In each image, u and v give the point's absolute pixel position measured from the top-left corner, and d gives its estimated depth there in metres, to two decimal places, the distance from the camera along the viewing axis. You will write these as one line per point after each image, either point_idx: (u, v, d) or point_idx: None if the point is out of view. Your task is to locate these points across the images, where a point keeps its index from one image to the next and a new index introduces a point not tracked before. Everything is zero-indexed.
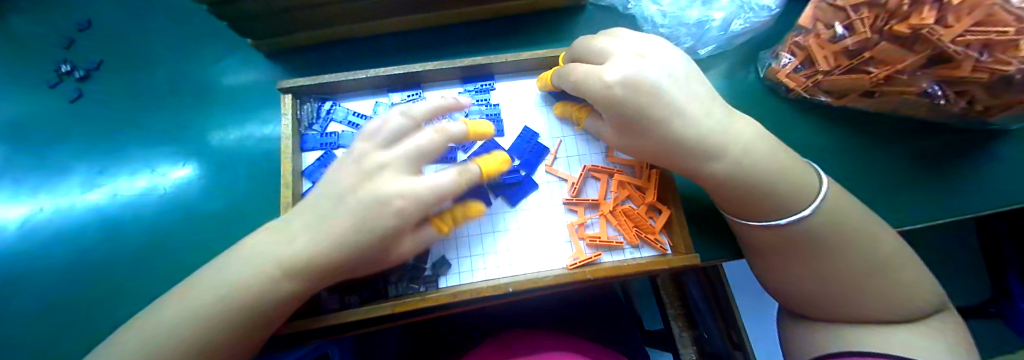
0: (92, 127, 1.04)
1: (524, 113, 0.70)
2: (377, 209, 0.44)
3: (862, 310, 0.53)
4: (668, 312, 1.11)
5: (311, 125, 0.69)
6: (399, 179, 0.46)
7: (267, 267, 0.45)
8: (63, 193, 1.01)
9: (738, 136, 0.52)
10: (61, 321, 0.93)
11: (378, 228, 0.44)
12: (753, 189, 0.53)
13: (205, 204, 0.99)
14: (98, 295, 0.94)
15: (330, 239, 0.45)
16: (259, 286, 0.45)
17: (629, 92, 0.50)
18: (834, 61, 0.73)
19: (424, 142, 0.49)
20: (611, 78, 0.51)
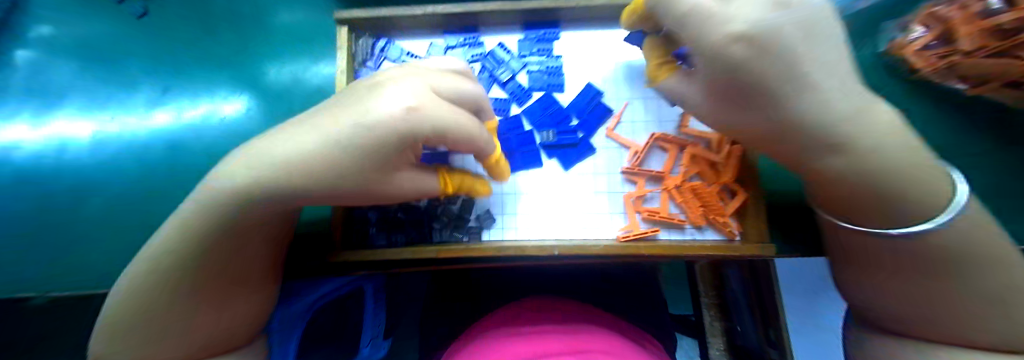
0: (159, 48, 1.10)
1: (588, 68, 0.64)
2: (374, 108, 0.34)
3: (995, 336, 0.38)
4: (700, 301, 1.07)
5: (365, 62, 0.66)
6: (412, 89, 0.38)
7: (240, 168, 0.33)
8: (132, 112, 1.07)
9: (878, 127, 0.38)
10: (122, 228, 0.99)
11: (376, 136, 0.34)
12: (876, 184, 0.38)
13: (260, 133, 1.04)
14: (159, 208, 1.01)
15: (326, 139, 0.33)
16: (233, 190, 0.34)
17: (750, 53, 0.37)
18: (979, 40, 0.62)
19: (455, 82, 0.44)
20: (733, 29, 0.37)
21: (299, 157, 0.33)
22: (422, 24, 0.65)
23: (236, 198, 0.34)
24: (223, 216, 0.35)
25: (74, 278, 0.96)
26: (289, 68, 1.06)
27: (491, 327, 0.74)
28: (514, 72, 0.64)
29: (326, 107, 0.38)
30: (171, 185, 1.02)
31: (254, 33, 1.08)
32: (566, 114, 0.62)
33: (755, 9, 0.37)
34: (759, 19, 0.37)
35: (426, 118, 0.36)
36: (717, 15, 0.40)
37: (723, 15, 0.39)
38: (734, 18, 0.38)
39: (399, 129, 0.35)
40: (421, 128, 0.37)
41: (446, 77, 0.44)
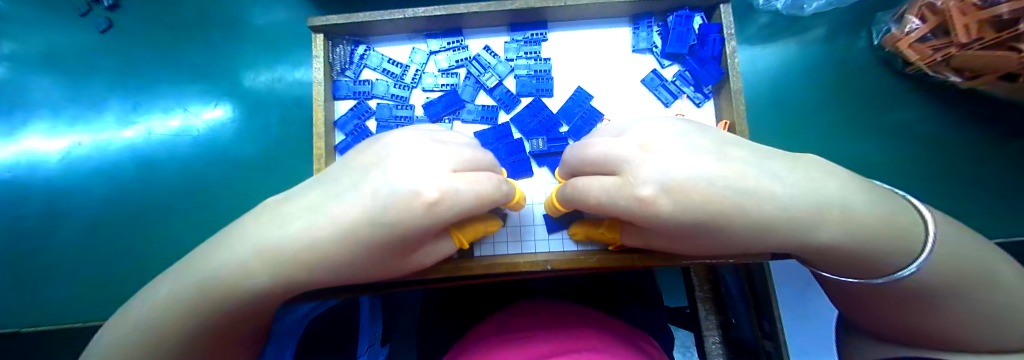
0: (124, 61, 1.11)
1: (579, 70, 0.61)
2: (394, 194, 0.33)
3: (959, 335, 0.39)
4: (695, 294, 0.99)
5: (343, 70, 0.63)
6: (433, 167, 0.36)
7: (251, 252, 0.34)
8: (103, 128, 1.10)
9: (838, 196, 0.34)
10: (124, 251, 1.05)
11: (390, 227, 0.34)
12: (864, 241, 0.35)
13: (237, 145, 1.07)
14: (154, 230, 1.06)
15: (328, 228, 0.34)
16: (245, 279, 0.35)
17: (680, 205, 0.33)
18: (976, 33, 0.70)
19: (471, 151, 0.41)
20: (645, 191, 0.34)
21: (302, 248, 0.34)
22: (403, 28, 0.62)
23: (252, 283, 0.35)
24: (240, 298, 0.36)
25: (88, 305, 1.03)
26: (265, 76, 1.08)
27: (487, 334, 0.72)
28: (501, 77, 0.62)
29: (315, 191, 0.37)
30: (152, 198, 1.07)
31: (222, 42, 1.09)
32: (557, 121, 0.60)
33: (654, 171, 0.34)
34: (655, 182, 0.34)
35: (453, 203, 0.34)
36: (624, 179, 0.37)
37: (627, 183, 0.36)
38: (638, 183, 0.35)
39: (415, 217, 0.33)
40: (442, 214, 0.34)
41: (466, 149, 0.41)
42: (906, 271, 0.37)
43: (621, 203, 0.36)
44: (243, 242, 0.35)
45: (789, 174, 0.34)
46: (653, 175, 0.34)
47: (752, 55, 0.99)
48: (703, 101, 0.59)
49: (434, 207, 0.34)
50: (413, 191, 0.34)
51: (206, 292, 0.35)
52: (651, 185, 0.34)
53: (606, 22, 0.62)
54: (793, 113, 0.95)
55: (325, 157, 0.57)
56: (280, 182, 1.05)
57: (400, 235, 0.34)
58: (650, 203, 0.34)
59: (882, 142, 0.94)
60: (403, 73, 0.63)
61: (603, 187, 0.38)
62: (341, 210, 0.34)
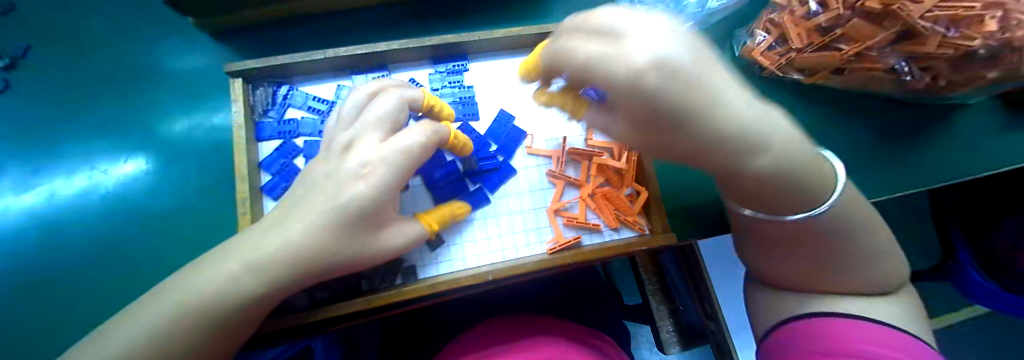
0: (19, 122, 1.00)
1: (501, 94, 0.67)
2: (339, 192, 0.41)
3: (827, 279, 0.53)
4: (647, 288, 1.07)
5: (266, 111, 0.63)
6: (369, 148, 0.43)
7: (239, 266, 0.40)
8: (3, 198, 0.98)
9: (778, 125, 0.36)
10: (27, 333, 0.92)
11: (353, 211, 0.40)
12: (784, 183, 0.40)
13: (160, 200, 0.98)
14: (62, 304, 0.93)
15: (290, 251, 0.40)
16: (236, 286, 0.40)
17: (665, 76, 0.28)
18: (807, 39, 0.86)
19: (389, 103, 0.46)
20: (642, 54, 0.28)
21: (288, 249, 0.40)
22: (325, 68, 0.64)
23: (237, 288, 0.40)
24: (231, 303, 0.40)
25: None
26: (186, 120, 1.02)
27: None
28: None
29: (278, 228, 0.41)
30: (60, 272, 0.95)
31: (134, 91, 1.02)
32: (485, 141, 0.64)
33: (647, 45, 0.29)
34: (653, 62, 0.28)
35: (401, 163, 0.43)
36: (614, 51, 0.30)
37: (617, 49, 0.30)
38: (631, 50, 0.29)
39: (375, 196, 0.41)
40: (402, 171, 0.43)
41: (380, 107, 0.46)
42: (818, 209, 0.45)
43: (606, 82, 0.31)
44: (233, 257, 0.40)
45: (754, 103, 0.35)
46: (649, 51, 0.28)
47: None
48: None
49: (389, 171, 0.42)
50: (364, 178, 0.41)
51: (181, 312, 0.38)
52: (648, 53, 0.29)
53: (517, 51, 0.69)
54: None
55: (251, 200, 0.56)
56: (207, 232, 0.96)
57: (366, 213, 0.41)
58: (637, 71, 0.28)
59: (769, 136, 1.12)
60: (329, 109, 0.64)
61: (591, 56, 0.32)
62: (309, 216, 0.41)
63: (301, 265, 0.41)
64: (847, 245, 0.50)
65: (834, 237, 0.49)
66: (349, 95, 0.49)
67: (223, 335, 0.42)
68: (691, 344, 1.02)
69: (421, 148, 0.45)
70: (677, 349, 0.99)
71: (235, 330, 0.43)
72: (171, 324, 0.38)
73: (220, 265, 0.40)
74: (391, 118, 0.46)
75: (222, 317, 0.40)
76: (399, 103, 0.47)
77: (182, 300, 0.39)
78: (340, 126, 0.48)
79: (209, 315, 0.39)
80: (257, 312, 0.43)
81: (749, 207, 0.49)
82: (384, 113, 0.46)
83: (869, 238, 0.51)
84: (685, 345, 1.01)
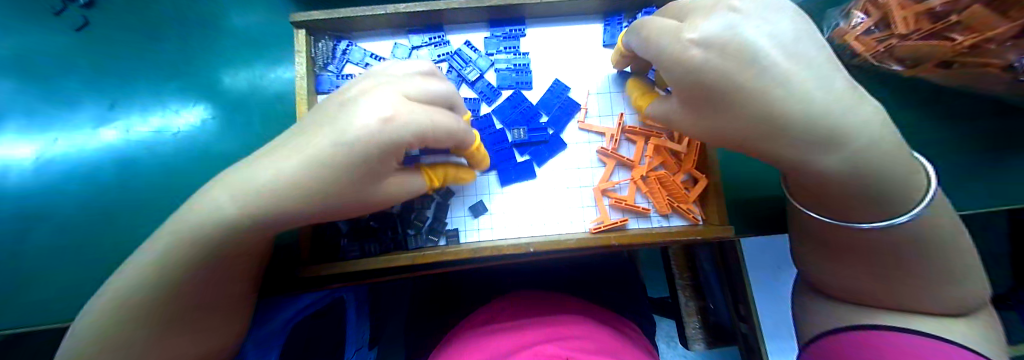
0: (96, 59, 1.08)
1: (557, 64, 0.64)
2: (348, 124, 0.37)
3: (903, 296, 0.47)
4: (677, 283, 1.06)
5: (325, 65, 0.65)
6: (386, 96, 0.40)
7: (227, 198, 0.37)
8: (77, 132, 1.07)
9: (863, 120, 0.34)
10: (98, 254, 1.02)
11: (352, 153, 0.37)
12: (862, 182, 0.37)
13: (221, 143, 1.06)
14: (131, 229, 1.03)
15: (282, 182, 0.36)
16: (219, 216, 0.37)
17: (709, 54, 0.39)
18: (914, 25, 0.74)
19: (434, 84, 0.47)
20: (690, 36, 0.41)
21: (280, 182, 0.36)
22: (384, 24, 0.64)
23: (223, 219, 0.37)
24: (224, 238, 0.39)
25: (55, 305, 0.98)
26: (246, 74, 1.07)
27: (475, 326, 0.73)
28: (482, 71, 0.64)
29: (278, 155, 0.38)
30: (131, 201, 1.04)
31: (202, 41, 1.08)
32: (536, 112, 0.63)
33: (714, 23, 0.39)
34: (709, 33, 0.39)
35: (418, 130, 0.41)
36: (682, 27, 0.43)
37: (676, 30, 0.43)
38: (686, 32, 0.42)
39: (375, 141, 0.37)
40: (406, 136, 0.40)
41: (425, 80, 0.46)
42: (896, 220, 0.40)
43: (667, 52, 0.44)
44: (225, 188, 0.38)
45: (836, 94, 0.34)
46: (711, 26, 0.39)
47: None
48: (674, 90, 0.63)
49: (395, 129, 0.38)
50: (377, 119, 0.38)
51: (183, 241, 0.38)
52: (697, 33, 0.40)
53: (579, 19, 0.65)
54: None
55: None
56: None
57: (367, 160, 0.38)
58: (682, 50, 0.41)
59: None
60: None
61: (659, 35, 0.45)
62: (311, 146, 0.37)
63: (286, 202, 0.37)
64: (930, 254, 0.44)
65: (920, 244, 0.43)
66: (403, 61, 0.49)
67: (226, 263, 0.44)
68: (717, 344, 1.03)
69: (440, 129, 0.44)
70: (702, 346, 1.02)
71: (235, 255, 0.45)
72: (173, 251, 0.39)
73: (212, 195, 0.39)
74: (427, 92, 0.45)
75: (222, 247, 0.40)
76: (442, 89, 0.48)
77: (183, 228, 0.38)
78: (375, 75, 0.46)
79: (214, 243, 0.39)
80: (254, 242, 0.44)
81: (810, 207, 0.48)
82: (427, 88, 0.45)
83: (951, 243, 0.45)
84: (710, 343, 1.03)
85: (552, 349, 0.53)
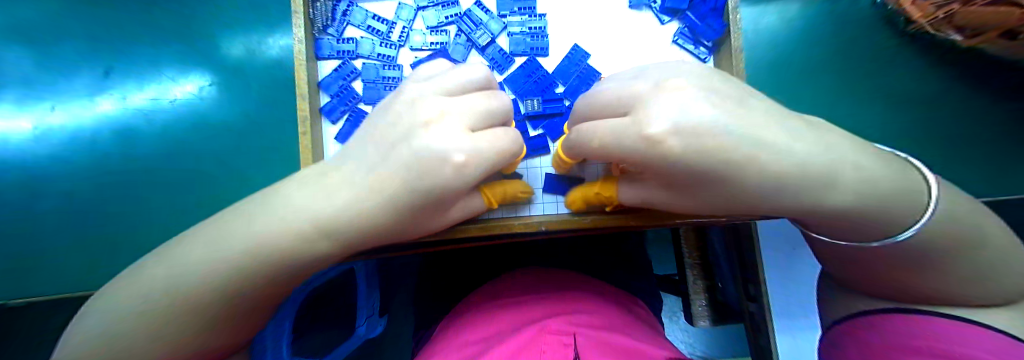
0: (87, 24, 1.03)
1: (576, 27, 0.59)
2: (422, 167, 0.32)
3: (946, 296, 0.42)
4: (686, 262, 1.05)
5: (325, 28, 0.60)
6: (457, 129, 0.33)
7: (307, 226, 0.35)
8: (75, 100, 1.04)
9: (841, 150, 0.31)
10: (109, 224, 1.02)
11: (429, 195, 0.33)
12: (876, 204, 0.33)
13: (222, 114, 1.03)
14: (139, 201, 1.03)
15: (362, 217, 0.35)
16: (302, 244, 0.36)
17: (685, 146, 0.27)
18: None
19: (497, 102, 0.38)
20: (652, 128, 0.29)
21: (355, 216, 0.35)
22: None
23: (302, 248, 0.36)
24: (284, 261, 0.36)
25: (73, 274, 1.00)
26: (243, 43, 1.02)
27: (480, 301, 0.72)
28: (493, 35, 0.59)
29: (340, 187, 0.35)
30: (136, 173, 1.04)
31: (197, 5, 1.03)
32: (553, 81, 0.58)
33: (670, 106, 0.29)
34: (667, 123, 0.28)
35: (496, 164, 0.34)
36: (635, 118, 0.31)
37: (635, 122, 0.31)
38: (647, 122, 0.29)
39: (453, 183, 0.32)
40: (480, 177, 0.34)
41: (488, 100, 0.37)
42: (899, 237, 0.36)
43: (631, 147, 0.31)
44: (287, 208, 0.36)
45: (807, 133, 0.30)
46: (669, 113, 0.28)
47: (755, 14, 1.04)
48: (707, 56, 0.57)
49: (473, 171, 0.32)
50: (453, 160, 0.32)
51: (254, 264, 0.35)
52: (661, 124, 0.28)
53: None
54: (789, 75, 1.03)
55: (310, 120, 0.54)
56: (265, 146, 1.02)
57: (438, 199, 0.34)
58: (657, 143, 0.28)
59: (857, 111, 1.02)
60: (389, 30, 0.60)
61: (609, 130, 0.33)
62: (378, 184, 0.34)
63: (358, 234, 0.36)
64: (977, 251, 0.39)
65: (969, 243, 0.38)
66: (456, 69, 0.39)
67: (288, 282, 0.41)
68: (723, 321, 1.03)
69: (511, 158, 0.36)
70: (706, 323, 1.03)
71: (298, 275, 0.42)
72: (226, 267, 0.35)
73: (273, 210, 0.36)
74: (489, 116, 0.37)
75: (278, 269, 0.37)
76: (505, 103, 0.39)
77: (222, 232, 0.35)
78: (423, 91, 0.37)
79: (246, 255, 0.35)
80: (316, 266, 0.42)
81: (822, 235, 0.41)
82: (491, 106, 0.37)
83: (996, 237, 0.40)
84: (716, 321, 1.04)
85: (556, 324, 0.51)
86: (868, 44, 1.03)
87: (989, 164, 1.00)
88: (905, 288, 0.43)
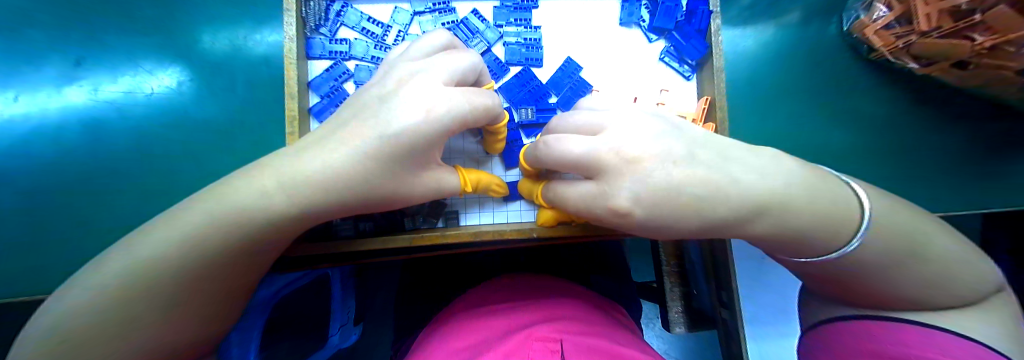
0: (59, 11, 0.97)
1: (571, 41, 0.61)
2: (393, 121, 0.35)
3: (905, 305, 0.45)
4: (664, 270, 1.04)
5: (317, 27, 0.59)
6: (427, 91, 0.36)
7: (272, 182, 0.36)
8: (43, 89, 0.98)
9: (774, 180, 0.36)
10: (72, 222, 0.96)
11: (403, 144, 0.36)
12: (815, 227, 0.38)
13: (202, 109, 0.99)
14: (109, 198, 0.97)
15: (325, 176, 0.35)
16: (266, 205, 0.36)
17: (647, 216, 0.33)
18: (935, 22, 0.71)
19: (459, 58, 0.40)
20: (619, 203, 0.34)
21: (325, 174, 0.35)
22: None
23: (267, 209, 0.36)
24: (261, 230, 0.37)
25: (33, 276, 0.93)
26: (229, 37, 0.99)
27: (467, 307, 0.73)
28: (489, 43, 0.60)
29: (307, 155, 0.36)
30: (109, 168, 0.98)
31: None
32: (546, 91, 0.59)
33: (631, 183, 0.33)
34: (639, 198, 0.33)
35: (460, 116, 0.37)
36: (602, 187, 0.35)
37: (603, 192, 0.35)
38: (613, 196, 0.34)
39: (424, 132, 0.36)
40: (450, 127, 0.37)
41: (451, 56, 0.40)
42: (847, 249, 0.40)
43: (598, 212, 0.37)
44: (269, 175, 0.36)
45: (743, 170, 0.35)
46: (629, 190, 0.33)
47: (736, 37, 1.10)
48: (691, 74, 0.59)
49: (441, 120, 0.35)
50: (421, 115, 0.35)
51: (218, 228, 0.35)
52: (625, 198, 0.33)
53: None
54: (766, 96, 1.09)
55: (299, 121, 0.53)
56: (247, 144, 0.98)
57: (412, 149, 0.37)
58: (623, 213, 0.34)
59: (823, 129, 1.09)
60: (384, 34, 0.60)
61: (580, 196, 0.38)
62: (352, 140, 0.36)
63: (329, 194, 0.36)
64: (930, 263, 0.43)
65: (912, 259, 0.42)
66: (422, 36, 0.43)
67: (257, 258, 0.41)
68: (697, 326, 1.04)
69: (480, 112, 0.40)
70: (682, 329, 1.03)
71: (271, 251, 0.42)
72: (197, 245, 0.35)
73: (251, 180, 0.36)
74: (457, 73, 0.40)
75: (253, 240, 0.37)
76: (471, 64, 0.41)
77: (211, 219, 0.35)
78: (399, 60, 0.42)
79: (228, 235, 0.35)
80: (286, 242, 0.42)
81: (790, 254, 0.44)
82: (455, 69, 0.39)
83: (950, 255, 0.45)
84: (690, 326, 1.04)
85: (546, 331, 0.52)
86: (838, 66, 1.10)
87: (941, 182, 1.08)
88: (864, 297, 0.46)
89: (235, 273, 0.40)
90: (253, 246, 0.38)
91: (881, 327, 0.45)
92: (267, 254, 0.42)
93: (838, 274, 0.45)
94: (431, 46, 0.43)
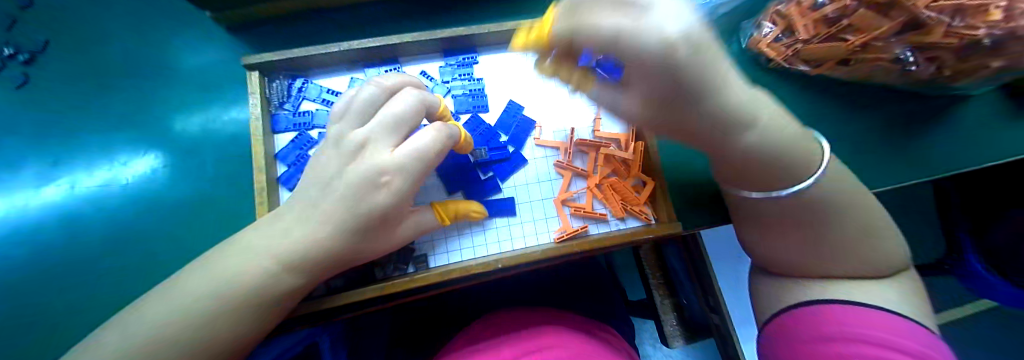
0: (36, 118, 1.03)
1: (511, 87, 0.69)
2: (365, 182, 0.45)
3: (832, 272, 0.55)
4: (650, 283, 1.06)
5: (282, 104, 0.65)
6: (383, 152, 0.46)
7: (269, 260, 0.46)
8: (21, 192, 1.00)
9: (764, 103, 0.42)
10: (42, 324, 0.93)
11: (371, 210, 0.45)
12: (783, 155, 0.45)
13: (175, 191, 1.01)
14: (79, 295, 0.95)
15: (309, 245, 0.46)
16: (265, 278, 0.46)
17: (691, 50, 0.30)
18: (813, 30, 0.84)
19: (397, 108, 0.49)
20: (671, 29, 0.28)
21: (308, 244, 0.46)
22: (338, 61, 0.66)
23: (266, 280, 0.46)
24: (255, 298, 0.46)
25: None
26: (198, 119, 1.04)
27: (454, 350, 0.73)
28: (439, 98, 0.67)
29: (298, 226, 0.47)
30: (79, 263, 0.97)
31: (152, 89, 1.05)
32: (495, 132, 0.66)
33: (678, 8, 0.29)
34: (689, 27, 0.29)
35: (421, 158, 0.47)
36: (640, 14, 0.29)
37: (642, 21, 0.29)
38: (661, 22, 0.29)
39: (392, 187, 0.46)
40: (420, 169, 0.48)
41: (389, 110, 0.48)
42: (796, 189, 0.49)
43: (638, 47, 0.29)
44: (262, 253, 0.46)
45: (740, 80, 0.41)
46: (679, 17, 0.29)
47: None
48: None
49: (407, 169, 0.46)
50: (387, 171, 0.45)
51: (222, 301, 0.45)
52: (675, 27, 0.29)
53: None
54: None
55: (268, 190, 0.57)
56: (220, 218, 0.99)
57: (380, 211, 0.46)
58: (669, 48, 0.29)
59: None
60: None
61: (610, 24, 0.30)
62: (327, 213, 0.45)
63: (316, 259, 0.47)
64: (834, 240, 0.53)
65: (839, 232, 0.52)
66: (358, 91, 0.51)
67: (249, 324, 0.48)
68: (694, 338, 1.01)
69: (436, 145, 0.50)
70: (680, 343, 1.00)
71: (263, 317, 0.49)
72: (201, 316, 0.44)
73: (248, 258, 0.46)
74: (400, 122, 0.48)
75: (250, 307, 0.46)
76: (409, 108, 0.50)
77: (217, 295, 0.44)
78: (344, 119, 0.49)
79: (227, 305, 0.45)
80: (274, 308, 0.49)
81: (747, 188, 0.54)
82: (397, 121, 0.48)
83: (874, 233, 0.54)
84: (688, 339, 1.01)
85: None
86: None
87: None
88: (803, 266, 0.57)
89: (228, 341, 0.47)
90: (246, 312, 0.46)
91: (813, 310, 0.55)
92: (256, 323, 0.48)
93: (779, 236, 0.57)
94: (367, 97, 0.50)
